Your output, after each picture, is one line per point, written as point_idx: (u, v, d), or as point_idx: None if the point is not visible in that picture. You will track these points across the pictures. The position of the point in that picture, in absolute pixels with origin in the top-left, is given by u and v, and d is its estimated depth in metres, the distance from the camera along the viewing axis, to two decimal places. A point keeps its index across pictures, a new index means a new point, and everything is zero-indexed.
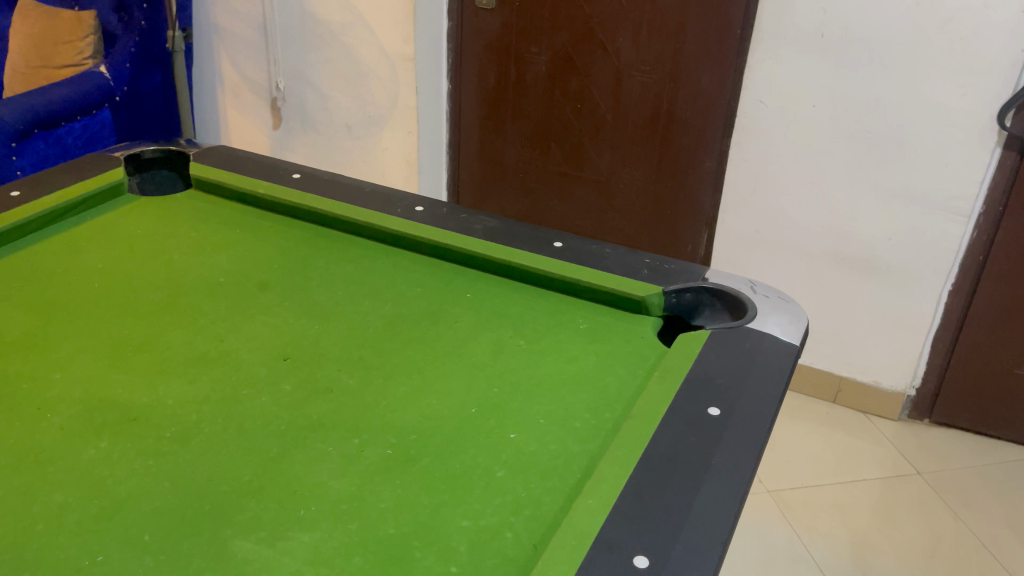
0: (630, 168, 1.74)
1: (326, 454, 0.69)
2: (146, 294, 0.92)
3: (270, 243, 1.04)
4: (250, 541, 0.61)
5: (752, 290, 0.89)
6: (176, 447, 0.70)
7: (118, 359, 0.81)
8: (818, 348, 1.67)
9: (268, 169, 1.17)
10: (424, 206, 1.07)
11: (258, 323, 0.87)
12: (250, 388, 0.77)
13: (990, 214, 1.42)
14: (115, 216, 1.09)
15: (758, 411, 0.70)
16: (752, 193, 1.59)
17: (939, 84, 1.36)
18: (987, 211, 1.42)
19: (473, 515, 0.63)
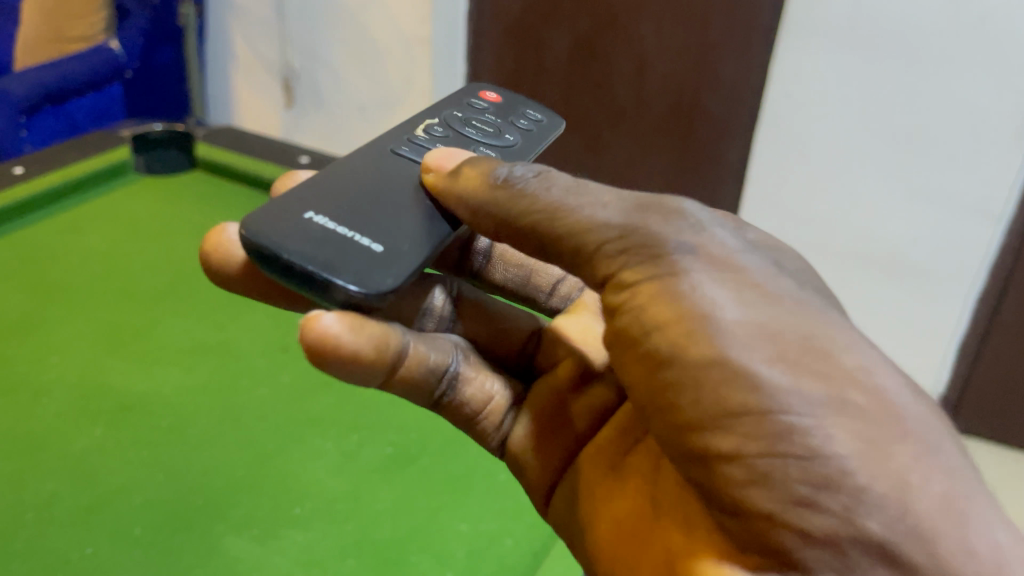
0: (650, 160, 1.70)
1: (324, 452, 0.71)
2: (146, 279, 0.92)
3: None
4: (242, 539, 0.62)
5: None
6: (171, 439, 0.71)
7: (114, 344, 0.82)
8: None
9: (276, 150, 1.13)
10: (309, 158, 1.11)
11: (259, 313, 0.88)
12: (248, 379, 0.78)
13: (1018, 230, 1.40)
14: (117, 196, 1.08)
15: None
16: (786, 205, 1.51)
17: (913, 109, 1.40)
18: (1016, 225, 1.40)
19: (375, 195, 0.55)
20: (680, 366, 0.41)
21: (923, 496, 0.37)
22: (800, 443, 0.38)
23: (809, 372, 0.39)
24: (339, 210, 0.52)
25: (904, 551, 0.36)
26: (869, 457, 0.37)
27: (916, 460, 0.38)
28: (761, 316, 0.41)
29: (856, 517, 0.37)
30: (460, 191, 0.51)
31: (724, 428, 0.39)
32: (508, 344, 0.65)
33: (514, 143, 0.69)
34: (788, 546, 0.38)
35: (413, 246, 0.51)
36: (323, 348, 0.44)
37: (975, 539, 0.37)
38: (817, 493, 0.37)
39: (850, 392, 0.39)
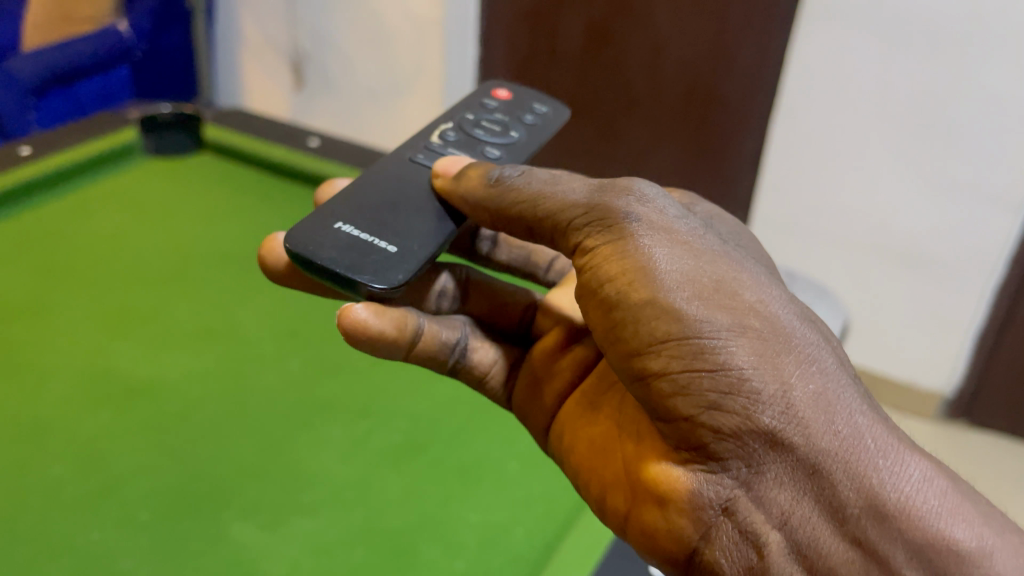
0: (664, 148, 1.68)
1: (333, 438, 0.70)
2: (154, 261, 0.91)
3: (288, 214, 1.01)
4: (250, 526, 0.61)
5: (790, 281, 0.92)
6: (178, 423, 0.70)
7: (121, 328, 0.81)
8: (860, 343, 1.69)
9: (285, 133, 1.12)
10: (319, 140, 1.10)
11: (268, 296, 0.87)
12: (256, 364, 0.77)
13: None
14: (125, 178, 1.07)
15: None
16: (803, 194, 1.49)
17: (935, 97, 1.37)
18: None
19: (391, 198, 0.61)
20: (620, 304, 0.45)
21: (801, 393, 0.41)
22: (711, 357, 0.42)
23: (720, 302, 0.44)
24: (363, 216, 0.59)
25: (789, 436, 0.41)
26: (765, 366, 0.42)
27: (804, 368, 0.42)
28: (686, 260, 0.45)
29: (755, 413, 0.41)
30: (467, 193, 0.57)
31: (654, 352, 0.44)
32: (509, 316, 0.65)
33: (520, 144, 0.70)
34: (705, 441, 0.42)
35: (425, 243, 0.57)
36: (352, 329, 0.51)
37: (841, 422, 0.41)
38: (722, 396, 0.41)
39: (750, 318, 0.43)
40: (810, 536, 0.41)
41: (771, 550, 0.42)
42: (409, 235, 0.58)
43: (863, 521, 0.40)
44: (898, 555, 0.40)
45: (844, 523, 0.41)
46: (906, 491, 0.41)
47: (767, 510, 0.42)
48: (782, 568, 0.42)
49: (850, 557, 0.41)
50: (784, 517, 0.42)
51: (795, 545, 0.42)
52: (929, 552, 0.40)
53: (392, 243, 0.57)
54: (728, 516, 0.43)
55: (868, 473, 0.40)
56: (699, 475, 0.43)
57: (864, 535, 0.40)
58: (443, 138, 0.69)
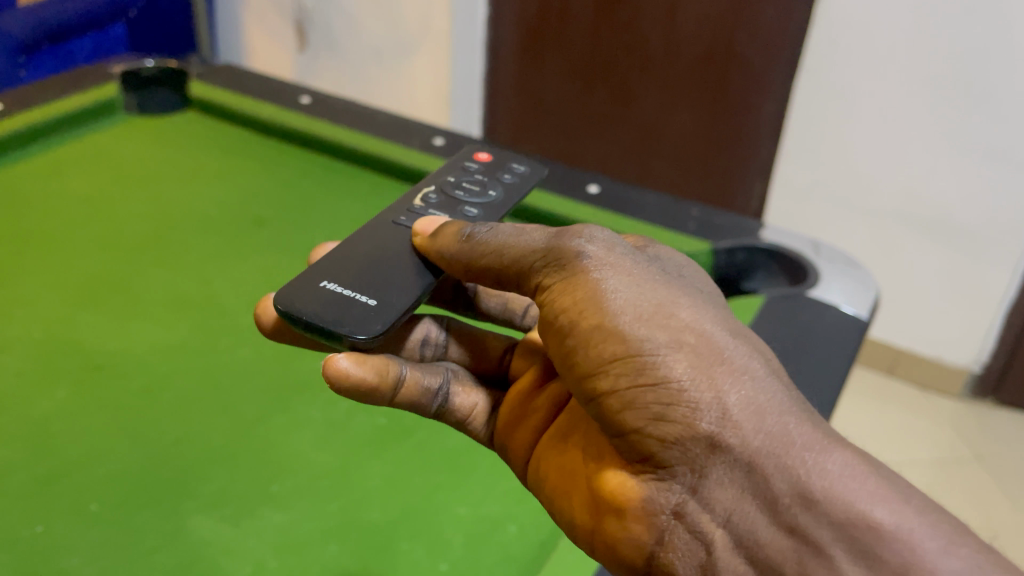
0: (681, 112, 1.60)
1: (310, 420, 0.63)
2: (129, 225, 0.84)
3: (274, 173, 0.94)
4: (211, 519, 0.55)
5: (815, 252, 0.83)
6: (141, 402, 0.63)
7: (90, 296, 0.74)
8: (884, 315, 1.61)
9: (275, 90, 1.06)
10: (310, 97, 1.04)
11: (249, 263, 0.80)
12: (232, 337, 0.71)
13: None
14: (104, 136, 0.99)
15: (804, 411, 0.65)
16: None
17: (974, 57, 1.27)
18: None
19: (374, 248, 0.56)
20: (568, 328, 0.43)
21: (735, 397, 0.39)
22: (653, 371, 0.40)
23: (661, 315, 0.42)
24: (346, 269, 0.54)
25: (727, 438, 0.38)
26: (700, 375, 0.39)
27: (741, 374, 0.40)
28: (630, 279, 0.43)
29: (696, 418, 0.39)
30: (440, 249, 0.52)
31: (602, 372, 0.42)
32: (487, 358, 0.59)
33: (495, 207, 0.63)
34: (652, 450, 0.41)
35: (410, 287, 0.53)
36: (341, 375, 0.46)
37: (773, 419, 0.39)
38: (664, 409, 0.40)
39: (690, 333, 0.41)
40: (749, 532, 0.39)
41: (716, 547, 0.40)
42: (390, 286, 0.53)
43: (794, 508, 0.38)
44: (828, 539, 0.37)
45: (778, 512, 0.38)
46: (838, 480, 0.37)
47: (711, 509, 0.40)
48: (729, 565, 0.40)
49: (785, 545, 0.38)
50: (727, 514, 0.39)
51: (737, 541, 0.39)
52: (862, 537, 0.36)
53: (374, 295, 0.52)
54: (679, 519, 0.41)
55: (799, 465, 0.38)
56: (652, 483, 0.41)
57: (796, 522, 0.38)
58: (418, 201, 0.62)
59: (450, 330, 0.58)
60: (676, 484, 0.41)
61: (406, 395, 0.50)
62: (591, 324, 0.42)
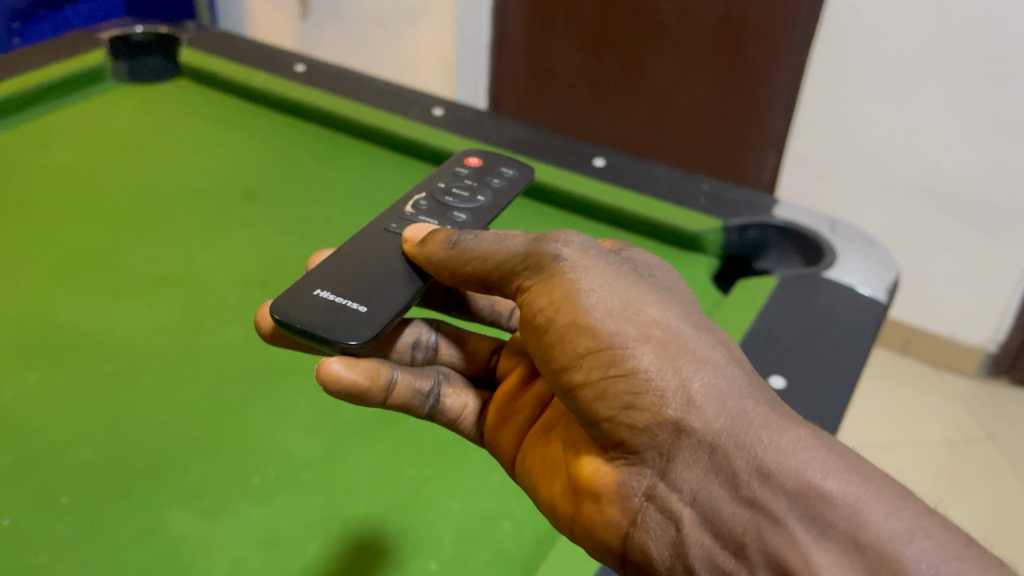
0: (692, 82, 1.54)
1: (296, 407, 0.60)
2: (113, 198, 0.80)
3: (265, 145, 0.90)
4: (188, 512, 0.52)
5: (831, 230, 0.79)
6: (119, 386, 0.60)
7: (69, 272, 0.71)
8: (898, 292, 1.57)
9: (269, 58, 1.01)
10: (305, 66, 1.00)
11: (237, 239, 0.76)
12: (216, 318, 0.67)
13: None
14: (90, 105, 0.95)
15: (823, 401, 0.60)
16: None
17: (1000, 24, 1.21)
18: None
19: (371, 251, 0.53)
20: (543, 324, 0.43)
21: (699, 384, 0.39)
22: (623, 362, 0.40)
23: (631, 307, 0.42)
24: (342, 273, 0.51)
25: (691, 419, 0.38)
26: (667, 365, 0.40)
27: (704, 361, 0.40)
28: (602, 277, 0.43)
29: (662, 403, 0.39)
30: (427, 255, 0.50)
31: (574, 365, 0.41)
32: (474, 360, 0.56)
33: (481, 213, 0.58)
34: (623, 436, 0.40)
35: (402, 283, 0.51)
36: (332, 377, 0.45)
37: (736, 403, 0.39)
38: (634, 397, 0.39)
39: (659, 326, 0.41)
40: (714, 511, 0.38)
41: (685, 524, 0.39)
42: (382, 291, 0.50)
43: (752, 482, 0.37)
44: (789, 515, 0.36)
45: (740, 490, 0.38)
46: (794, 453, 0.37)
47: (678, 490, 0.39)
48: (696, 542, 0.39)
49: (747, 521, 0.37)
50: (693, 493, 0.39)
51: (704, 519, 0.39)
52: (816, 505, 0.36)
53: (366, 300, 0.49)
54: (651, 501, 0.40)
55: (756, 440, 0.38)
56: (625, 468, 0.41)
57: (756, 496, 0.37)
58: (404, 207, 0.58)
59: (440, 330, 0.55)
60: (647, 468, 0.40)
61: (400, 396, 0.48)
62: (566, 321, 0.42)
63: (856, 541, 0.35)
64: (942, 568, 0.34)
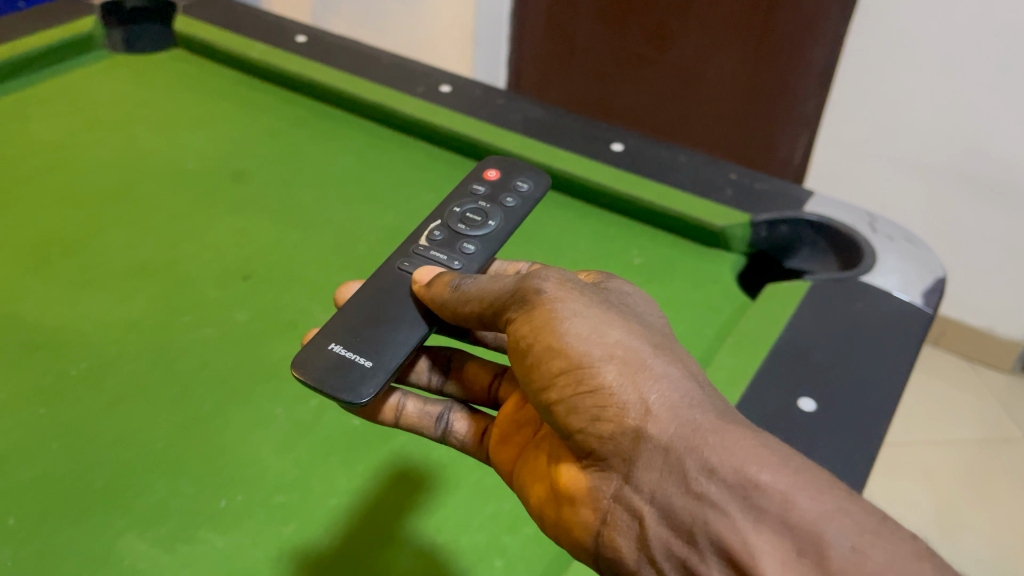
0: (721, 57, 1.46)
1: (273, 419, 0.54)
2: (92, 178, 0.75)
3: (260, 122, 0.84)
4: (145, 542, 0.47)
5: (871, 227, 0.71)
6: (81, 392, 0.55)
7: (39, 260, 0.66)
8: None
9: (269, 27, 0.95)
10: (307, 37, 0.94)
11: (222, 225, 0.71)
12: (193, 314, 0.62)
13: None
14: (77, 76, 0.90)
15: (861, 426, 0.54)
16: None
17: None
18: None
19: (386, 290, 0.49)
20: (519, 346, 0.41)
21: (658, 396, 0.37)
22: (586, 378, 0.38)
23: (600, 325, 0.39)
24: (356, 318, 0.48)
25: (650, 425, 0.36)
26: (626, 377, 0.37)
27: (664, 375, 0.38)
28: (576, 300, 0.41)
29: (624, 414, 0.37)
30: (431, 295, 0.47)
31: (547, 385, 0.39)
32: (472, 388, 0.51)
33: (491, 242, 0.52)
34: (591, 445, 0.38)
35: (404, 332, 0.47)
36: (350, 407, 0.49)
37: (693, 410, 0.36)
38: (599, 409, 0.37)
39: (626, 344, 0.39)
40: (670, 511, 0.35)
41: (648, 523, 0.36)
42: (389, 341, 0.46)
43: (700, 478, 0.34)
44: (735, 511, 0.33)
45: (691, 487, 0.35)
46: (738, 445, 0.34)
47: (640, 491, 0.37)
48: (660, 542, 0.36)
49: (698, 520, 0.34)
50: (653, 493, 0.36)
51: (665, 520, 0.36)
52: (754, 495, 0.33)
53: (374, 352, 0.46)
54: (618, 502, 0.38)
55: (706, 437, 0.35)
56: (595, 472, 0.39)
57: (703, 491, 0.34)
58: (409, 241, 0.53)
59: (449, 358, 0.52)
60: (613, 473, 0.38)
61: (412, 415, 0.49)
62: (538, 345, 0.40)
63: (786, 523, 0.32)
64: (866, 550, 0.31)
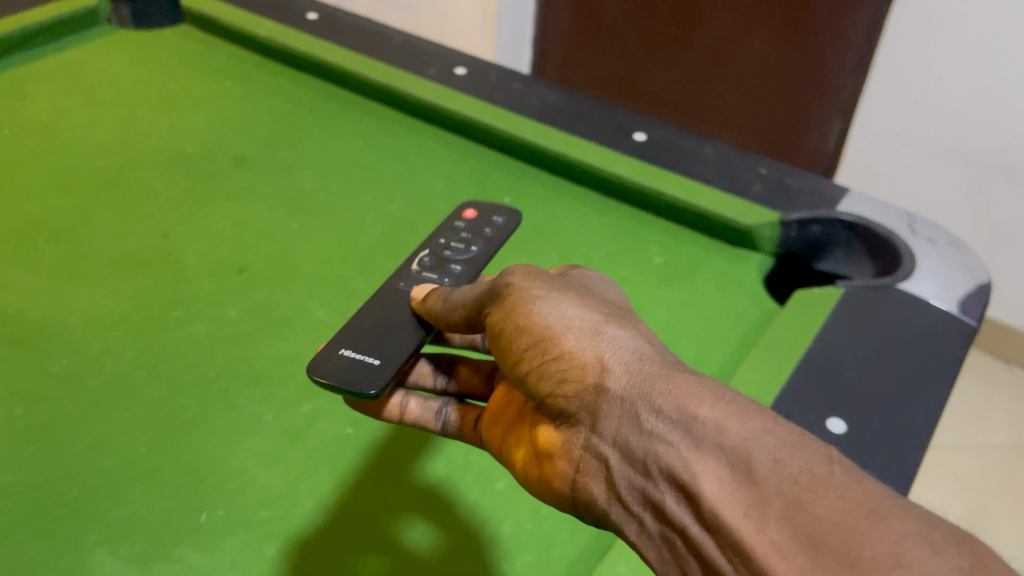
0: (753, 38, 1.40)
1: (262, 426, 0.51)
2: (87, 161, 0.72)
3: (266, 103, 0.81)
4: (117, 559, 0.44)
5: (911, 229, 0.66)
6: (60, 391, 0.52)
7: (27, 248, 0.63)
8: None
9: (279, 4, 0.91)
10: (318, 14, 0.90)
11: (219, 213, 0.67)
12: (184, 309, 0.58)
13: None
14: (80, 52, 0.86)
15: (896, 449, 0.49)
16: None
17: None
18: None
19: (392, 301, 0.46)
20: (490, 325, 0.40)
21: (612, 349, 0.36)
22: (547, 343, 0.37)
23: (562, 296, 0.39)
24: (367, 323, 0.45)
25: (606, 375, 0.35)
26: (582, 335, 0.37)
27: (620, 329, 0.37)
28: (541, 278, 0.40)
29: (582, 371, 0.36)
30: (427, 308, 0.44)
31: (515, 358, 0.38)
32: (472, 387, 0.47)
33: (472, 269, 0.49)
34: (558, 406, 0.37)
35: (407, 343, 0.44)
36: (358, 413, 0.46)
37: (643, 358, 0.35)
38: (562, 371, 0.37)
39: (586, 309, 0.38)
40: (629, 453, 0.34)
41: (614, 468, 0.35)
42: (403, 345, 0.43)
43: (649, 417, 0.33)
44: (679, 442, 0.32)
45: (643, 427, 0.34)
46: (681, 384, 0.33)
47: (603, 441, 0.36)
48: (627, 485, 0.35)
49: (652, 457, 0.33)
50: (614, 439, 0.35)
51: (627, 462, 0.34)
52: (693, 425, 0.32)
53: (389, 353, 0.43)
54: (588, 452, 0.37)
55: (655, 378, 0.34)
56: (565, 428, 0.38)
57: (653, 428, 0.33)
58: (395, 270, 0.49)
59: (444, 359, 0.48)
60: (580, 426, 0.37)
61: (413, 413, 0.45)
62: (506, 322, 0.39)
63: (719, 445, 0.31)
64: (787, 459, 0.30)
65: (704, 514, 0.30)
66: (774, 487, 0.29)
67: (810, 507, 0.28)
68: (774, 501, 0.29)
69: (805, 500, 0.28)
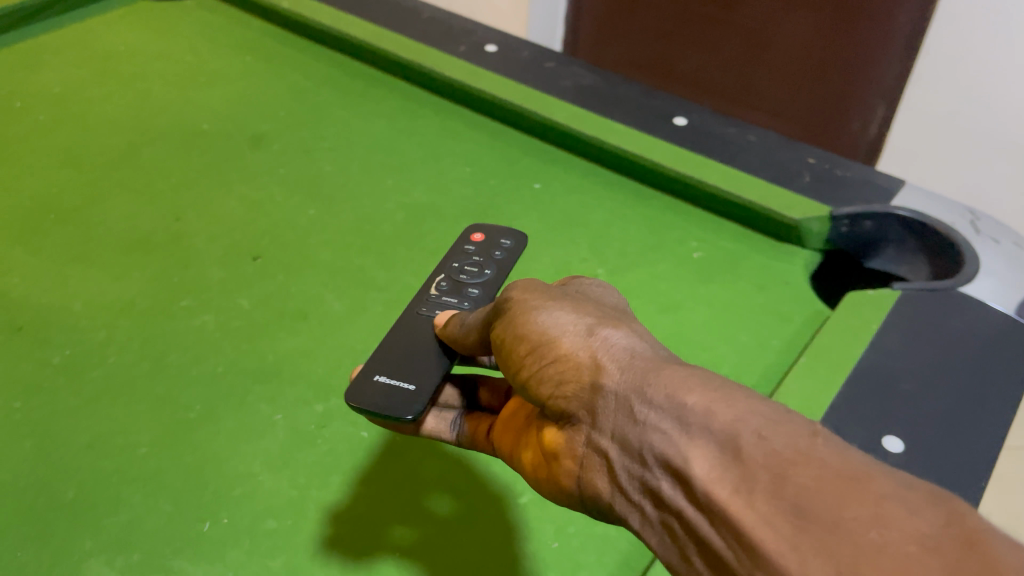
0: (794, 17, 1.33)
1: (271, 427, 0.48)
2: (99, 136, 0.69)
3: (286, 80, 0.77)
4: (111, 569, 0.41)
5: (973, 226, 0.61)
6: (60, 383, 0.49)
7: (33, 229, 0.60)
8: None
9: None
10: None
11: (233, 196, 0.64)
12: (193, 298, 0.55)
13: None
14: (98, 23, 0.83)
15: (955, 474, 0.45)
16: (973, 84, 1.13)
17: None
18: None
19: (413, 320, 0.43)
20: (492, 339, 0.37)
21: (605, 346, 0.32)
22: (540, 347, 0.34)
23: (560, 303, 0.35)
24: (396, 344, 0.41)
25: (601, 370, 0.31)
26: (573, 334, 0.33)
27: (616, 328, 0.33)
28: (541, 288, 0.37)
29: (575, 372, 0.32)
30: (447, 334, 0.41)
31: (513, 364, 0.35)
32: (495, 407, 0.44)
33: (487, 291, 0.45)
34: (555, 410, 0.33)
35: (433, 363, 0.40)
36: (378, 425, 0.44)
37: (638, 353, 0.32)
38: (558, 372, 0.33)
39: (582, 313, 0.35)
40: (623, 449, 0.30)
41: (611, 465, 0.31)
42: (436, 367, 0.40)
43: (640, 408, 0.30)
44: (669, 430, 0.28)
45: (634, 419, 0.30)
46: (675, 374, 0.30)
47: (599, 440, 0.32)
48: (627, 484, 0.30)
49: (645, 449, 0.29)
50: (610, 435, 0.31)
51: (622, 457, 0.30)
52: (685, 412, 0.28)
53: (424, 376, 0.39)
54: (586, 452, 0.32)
55: (646, 369, 0.30)
56: (564, 430, 0.34)
57: (644, 419, 0.29)
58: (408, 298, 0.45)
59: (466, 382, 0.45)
60: (578, 428, 0.33)
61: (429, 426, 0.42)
62: (504, 334, 0.36)
63: (709, 430, 0.27)
64: (774, 436, 0.26)
65: (697, 499, 0.27)
66: (761, 463, 0.25)
67: (795, 479, 0.25)
68: (761, 477, 0.25)
69: (791, 474, 0.25)
